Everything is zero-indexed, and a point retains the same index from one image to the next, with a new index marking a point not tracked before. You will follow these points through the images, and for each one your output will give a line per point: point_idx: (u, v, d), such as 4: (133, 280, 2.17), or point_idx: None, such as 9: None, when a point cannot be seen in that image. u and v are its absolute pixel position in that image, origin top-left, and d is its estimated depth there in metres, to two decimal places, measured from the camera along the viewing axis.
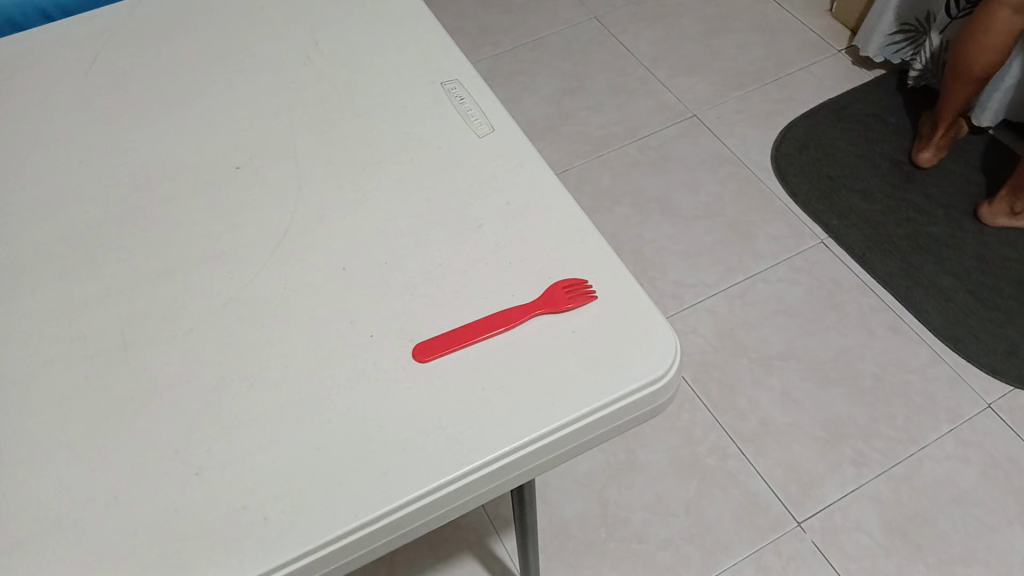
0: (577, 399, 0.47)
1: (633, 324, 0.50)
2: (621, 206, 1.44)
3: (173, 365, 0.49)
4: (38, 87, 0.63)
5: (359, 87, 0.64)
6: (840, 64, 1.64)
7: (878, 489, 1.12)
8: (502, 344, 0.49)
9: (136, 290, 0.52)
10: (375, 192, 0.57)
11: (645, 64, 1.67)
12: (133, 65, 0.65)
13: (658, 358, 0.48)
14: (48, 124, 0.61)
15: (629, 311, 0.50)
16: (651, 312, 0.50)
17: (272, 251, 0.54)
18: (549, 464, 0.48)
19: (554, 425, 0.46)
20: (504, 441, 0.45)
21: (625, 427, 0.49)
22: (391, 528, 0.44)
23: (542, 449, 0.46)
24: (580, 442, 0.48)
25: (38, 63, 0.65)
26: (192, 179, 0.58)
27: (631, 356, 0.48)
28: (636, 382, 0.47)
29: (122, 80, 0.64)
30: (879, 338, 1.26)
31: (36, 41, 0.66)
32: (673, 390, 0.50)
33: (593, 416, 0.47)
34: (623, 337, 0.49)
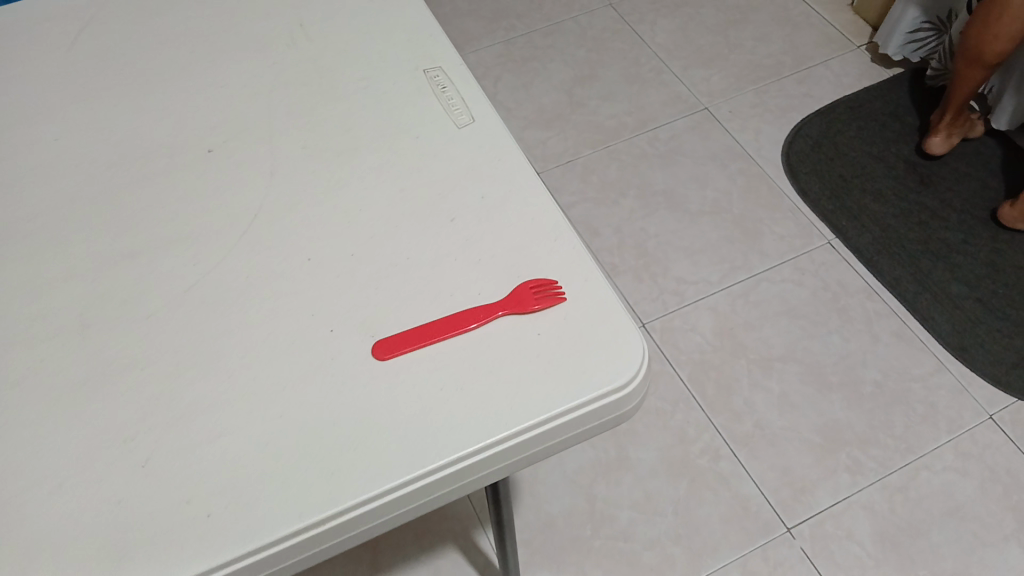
0: (537, 403, 0.46)
1: (600, 328, 0.48)
2: (627, 199, 1.42)
3: (130, 350, 0.48)
4: (16, 60, 0.62)
5: (340, 71, 0.62)
6: (859, 61, 1.61)
7: (872, 497, 1.10)
8: (466, 345, 0.48)
9: (99, 271, 0.51)
10: (348, 181, 0.56)
11: (660, 54, 1.64)
12: (114, 40, 0.64)
13: (623, 366, 0.47)
14: (26, 96, 0.60)
15: (597, 315, 0.49)
16: (620, 317, 0.49)
17: (239, 237, 0.53)
18: (507, 469, 0.47)
19: (510, 430, 0.45)
20: (458, 445, 0.44)
21: (587, 434, 0.48)
22: (339, 529, 0.43)
23: (498, 454, 0.45)
24: (540, 448, 0.47)
25: (18, 34, 0.64)
26: (164, 159, 0.57)
27: (596, 362, 0.47)
28: (598, 390, 0.46)
29: (102, 55, 0.63)
30: (883, 344, 1.24)
31: (19, 9, 0.66)
32: (639, 398, 0.48)
33: (553, 423, 0.46)
34: (588, 342, 0.48)
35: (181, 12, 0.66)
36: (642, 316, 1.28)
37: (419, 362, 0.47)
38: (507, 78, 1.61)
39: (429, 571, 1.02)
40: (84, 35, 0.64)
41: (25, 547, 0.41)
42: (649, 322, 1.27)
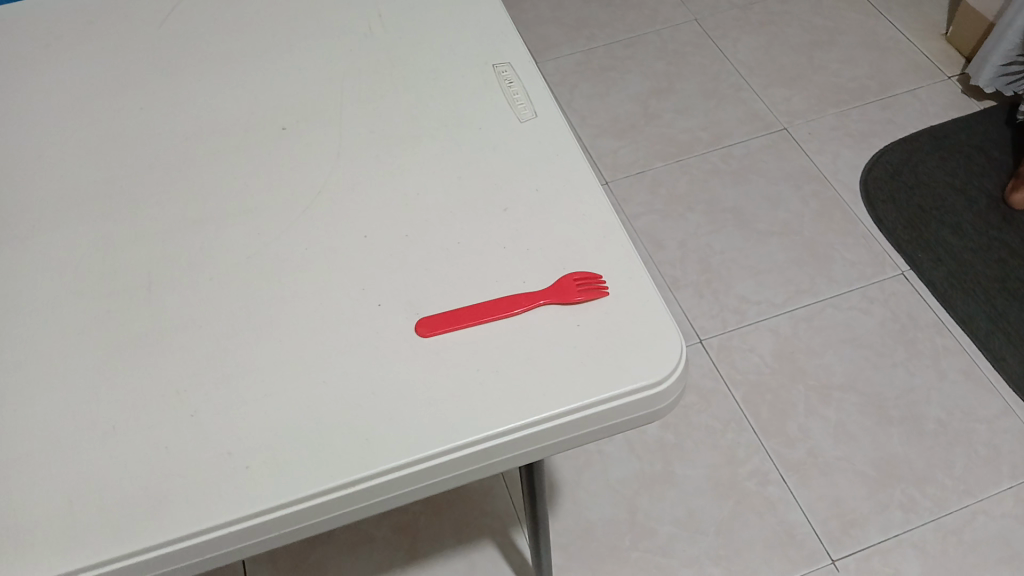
0: (570, 392, 0.46)
1: (640, 325, 0.49)
2: (694, 213, 1.40)
3: (188, 309, 0.50)
4: (113, 34, 0.66)
5: (411, 61, 0.64)
6: (948, 91, 1.56)
7: (923, 537, 1.06)
8: (506, 331, 0.49)
9: (169, 234, 0.54)
10: (409, 165, 0.58)
11: (741, 71, 1.62)
12: (204, 19, 0.67)
13: (658, 364, 0.47)
14: (119, 66, 0.64)
15: (638, 312, 0.49)
16: (661, 314, 0.49)
17: (300, 211, 0.55)
18: (536, 454, 0.48)
19: (541, 415, 0.46)
20: (488, 426, 0.45)
21: (620, 428, 0.49)
22: (368, 494, 0.45)
23: (527, 437, 0.46)
24: (570, 436, 0.47)
25: (116, 9, 0.68)
26: (239, 134, 0.60)
27: (632, 358, 0.47)
28: (631, 385, 0.47)
29: (192, 34, 0.66)
30: (950, 381, 1.19)
31: None
32: (674, 397, 0.48)
33: (583, 413, 0.46)
34: (625, 337, 0.48)
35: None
36: (700, 331, 1.26)
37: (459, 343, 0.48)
38: (584, 86, 1.62)
39: (465, 565, 1.03)
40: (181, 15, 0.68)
41: (77, 485, 0.44)
42: (705, 339, 1.26)
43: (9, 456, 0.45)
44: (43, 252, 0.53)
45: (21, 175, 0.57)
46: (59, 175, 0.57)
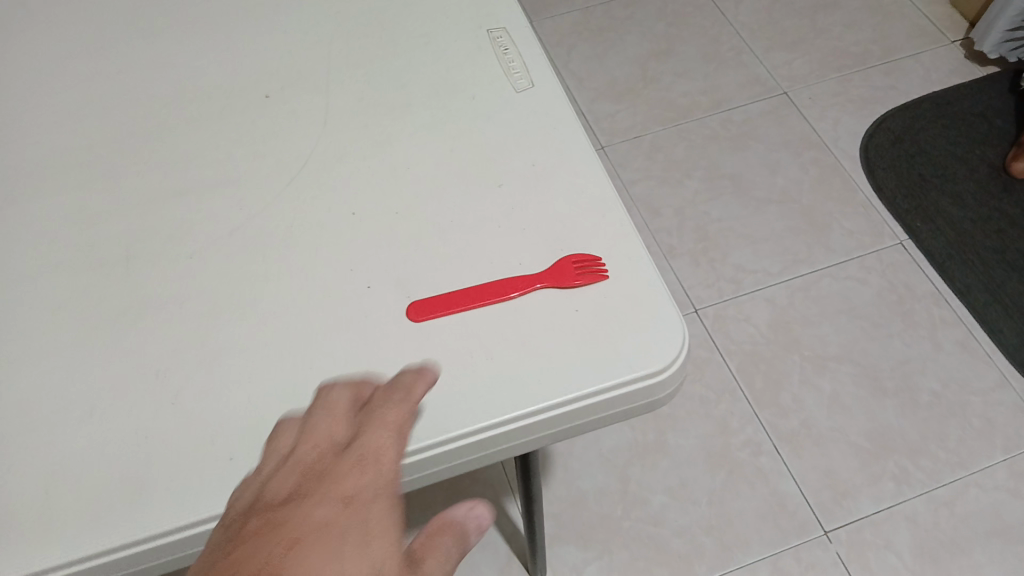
0: (569, 381, 0.45)
1: (640, 310, 0.47)
2: (691, 180, 1.38)
3: (168, 286, 0.49)
4: None
5: (402, 24, 0.62)
6: (952, 56, 1.53)
7: (914, 509, 1.06)
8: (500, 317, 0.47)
9: (149, 207, 0.52)
10: (400, 136, 0.56)
11: (742, 34, 1.58)
12: None
13: (658, 351, 0.46)
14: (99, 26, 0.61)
15: (639, 296, 0.48)
16: (659, 297, 0.48)
17: (286, 184, 0.53)
18: (532, 443, 0.47)
19: (540, 406, 0.44)
20: (483, 415, 0.44)
21: (618, 417, 0.48)
22: None
23: (524, 428, 0.45)
24: (567, 425, 0.46)
25: None
26: (222, 100, 0.57)
27: (631, 343, 0.46)
28: (630, 374, 0.45)
29: None
30: (945, 353, 1.19)
31: None
32: (671, 385, 0.47)
33: (579, 402, 0.45)
34: (624, 322, 0.47)
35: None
36: (695, 300, 1.25)
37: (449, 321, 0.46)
38: (581, 47, 1.58)
39: None
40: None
41: (54, 470, 0.42)
42: (701, 308, 1.24)
43: None
44: (18, 224, 0.51)
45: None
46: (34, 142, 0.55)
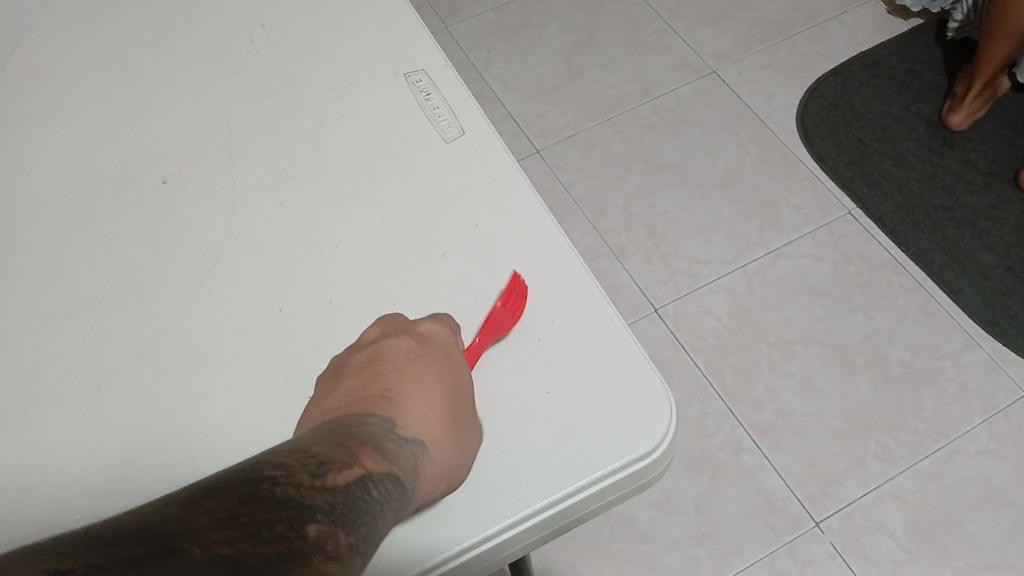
0: (561, 476, 0.45)
1: (619, 385, 0.47)
2: (633, 174, 1.34)
3: (76, 428, 0.46)
4: None
5: (310, 82, 0.58)
6: (873, 14, 1.51)
7: (903, 486, 1.04)
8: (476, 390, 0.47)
9: (43, 335, 0.48)
10: (323, 211, 0.52)
11: (662, 14, 1.55)
12: (62, 71, 0.59)
13: (642, 433, 0.46)
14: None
15: (614, 366, 0.47)
16: (645, 368, 0.47)
17: (200, 286, 0.50)
18: (538, 538, 0.47)
19: (538, 505, 0.44)
20: (483, 523, 0.44)
21: (616, 498, 0.48)
22: None
23: (529, 527, 0.45)
24: (569, 516, 0.46)
25: None
26: (112, 196, 0.53)
27: (612, 423, 0.46)
28: (622, 457, 0.45)
29: (50, 89, 0.58)
30: (910, 320, 1.17)
31: None
32: (664, 461, 0.47)
33: (575, 494, 0.45)
34: (608, 400, 0.46)
35: (140, 34, 0.61)
36: (654, 300, 1.21)
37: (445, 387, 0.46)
38: (500, 47, 1.52)
39: None
40: (43, 67, 0.59)
41: None
42: (661, 307, 1.20)
43: None
44: None
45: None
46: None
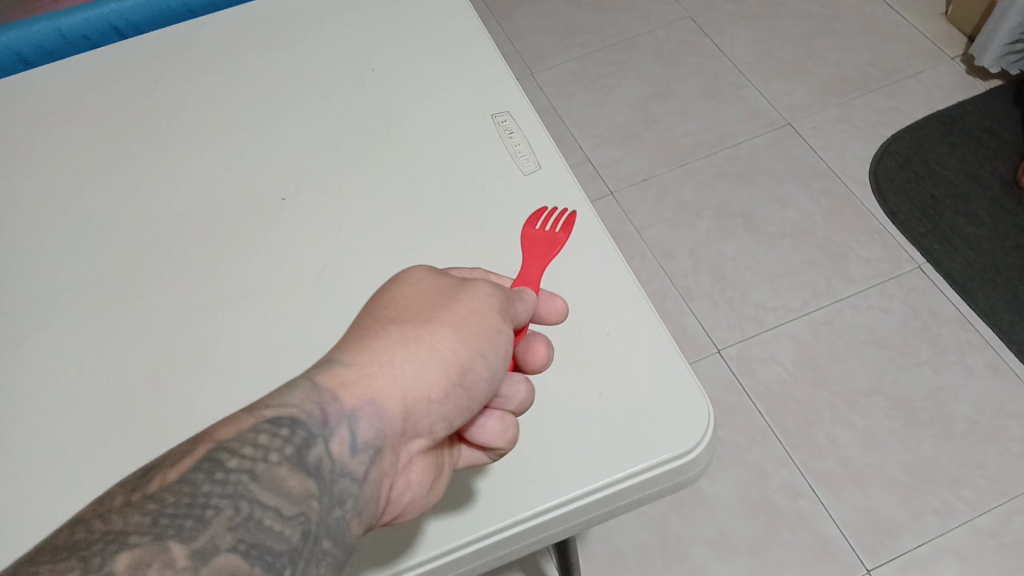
0: (606, 466, 0.49)
1: (664, 390, 0.51)
2: (703, 220, 1.38)
3: (199, 403, 0.51)
4: (108, 126, 0.68)
5: (407, 121, 0.65)
6: (952, 72, 1.52)
7: (961, 542, 1.04)
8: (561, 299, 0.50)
9: (177, 323, 0.55)
10: (414, 229, 0.58)
11: (739, 68, 1.59)
12: (196, 108, 0.68)
13: (684, 434, 0.49)
14: (112, 163, 0.65)
15: (661, 375, 0.51)
16: (687, 376, 0.51)
17: (309, 290, 0.56)
18: (585, 522, 0.51)
19: (584, 490, 0.48)
20: (535, 501, 0.48)
21: (658, 494, 0.51)
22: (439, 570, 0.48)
23: (576, 509, 0.49)
24: (614, 504, 0.50)
25: (106, 104, 0.69)
26: (238, 211, 0.61)
27: (654, 425, 0.50)
28: (662, 456, 0.49)
29: (187, 121, 0.67)
30: (976, 377, 1.17)
31: (115, 82, 0.71)
32: (703, 461, 0.51)
33: (619, 484, 0.49)
34: (654, 405, 0.50)
35: (262, 74, 0.70)
36: (718, 342, 1.24)
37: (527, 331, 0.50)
38: (581, 95, 1.60)
39: None
40: (183, 100, 0.69)
41: None
42: (724, 349, 1.23)
43: None
44: (52, 349, 0.55)
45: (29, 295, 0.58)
46: (63, 284, 0.58)
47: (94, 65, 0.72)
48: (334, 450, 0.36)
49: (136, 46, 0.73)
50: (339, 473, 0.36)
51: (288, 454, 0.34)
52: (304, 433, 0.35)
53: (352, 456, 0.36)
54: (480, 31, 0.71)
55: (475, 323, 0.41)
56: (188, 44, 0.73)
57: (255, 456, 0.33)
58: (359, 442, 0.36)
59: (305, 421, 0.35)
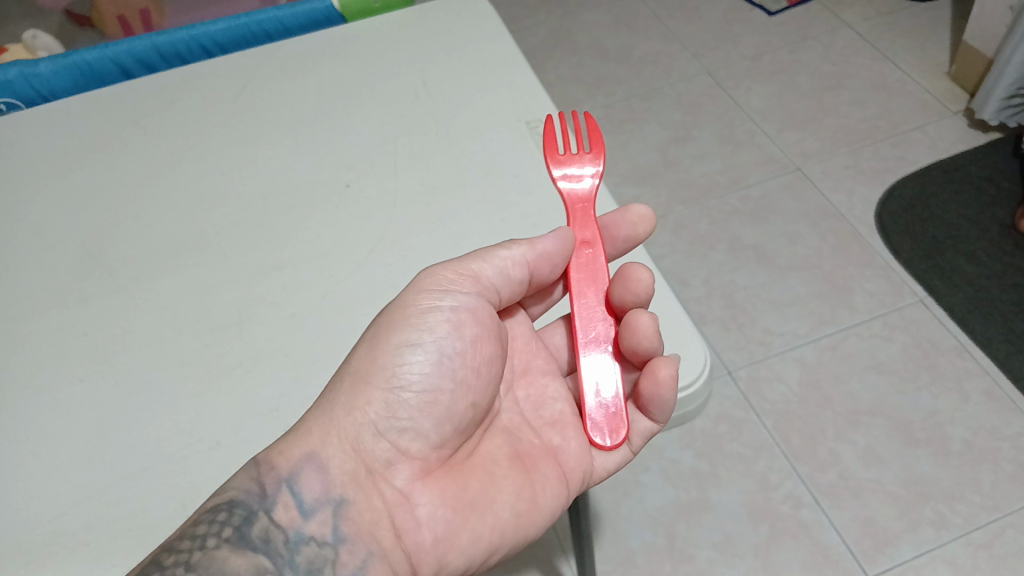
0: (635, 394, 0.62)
1: (669, 338, 0.63)
2: (716, 252, 1.48)
3: (276, 340, 0.63)
4: (200, 128, 0.81)
5: (455, 124, 0.77)
6: (955, 126, 1.62)
7: (956, 553, 1.10)
8: (638, 213, 0.66)
9: (256, 279, 0.68)
10: (457, 211, 0.70)
11: (754, 118, 1.71)
12: (277, 117, 0.81)
13: (685, 371, 0.61)
14: (205, 156, 0.78)
15: (663, 327, 0.63)
16: (688, 328, 0.63)
17: (367, 256, 0.68)
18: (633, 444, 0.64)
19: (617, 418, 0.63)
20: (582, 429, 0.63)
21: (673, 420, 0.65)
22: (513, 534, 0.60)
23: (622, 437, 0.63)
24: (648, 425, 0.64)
25: (197, 111, 0.83)
26: (308, 194, 0.74)
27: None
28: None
29: (267, 128, 0.80)
30: (972, 402, 1.23)
31: (203, 93, 0.84)
32: (700, 398, 0.63)
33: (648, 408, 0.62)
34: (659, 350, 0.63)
35: (331, 92, 0.83)
36: (728, 363, 1.33)
37: (620, 291, 0.61)
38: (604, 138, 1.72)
39: None
40: (264, 111, 0.82)
41: (186, 491, 0.56)
42: (734, 370, 1.32)
43: (130, 466, 0.58)
44: (152, 297, 0.67)
45: (141, 254, 0.71)
46: (166, 249, 0.71)
47: (187, 78, 0.86)
48: (279, 519, 0.53)
49: (220, 63, 0.87)
50: (288, 538, 0.52)
51: (229, 533, 0.50)
52: (244, 510, 0.52)
53: (303, 517, 0.53)
54: (517, 54, 0.84)
55: (382, 367, 0.58)
56: (270, 65, 0.87)
57: (192, 546, 0.48)
58: (303, 501, 0.54)
59: (243, 501, 0.52)
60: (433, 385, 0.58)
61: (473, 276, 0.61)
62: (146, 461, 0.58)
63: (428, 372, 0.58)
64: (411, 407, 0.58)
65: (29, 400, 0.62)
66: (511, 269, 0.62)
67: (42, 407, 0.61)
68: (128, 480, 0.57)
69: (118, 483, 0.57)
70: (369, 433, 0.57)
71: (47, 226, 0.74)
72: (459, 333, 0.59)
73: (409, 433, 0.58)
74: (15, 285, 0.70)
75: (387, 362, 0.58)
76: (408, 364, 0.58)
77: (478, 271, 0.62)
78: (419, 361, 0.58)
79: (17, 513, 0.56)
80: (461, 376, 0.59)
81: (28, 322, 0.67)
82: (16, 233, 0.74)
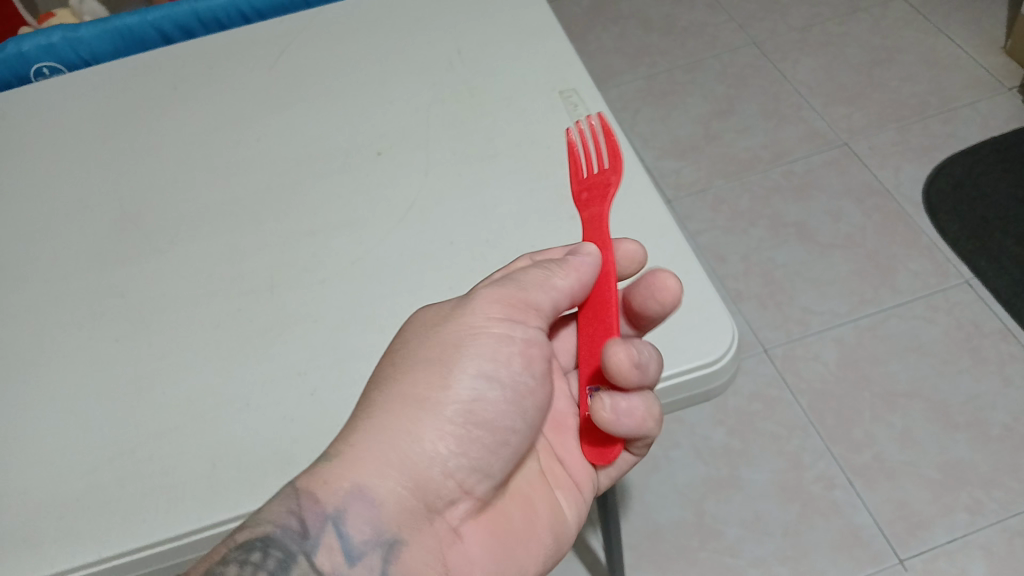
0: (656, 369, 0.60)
1: (696, 314, 0.62)
2: (756, 228, 1.46)
3: (306, 305, 0.64)
4: (237, 92, 0.82)
5: (491, 93, 0.77)
6: (1009, 103, 1.56)
7: (991, 539, 1.08)
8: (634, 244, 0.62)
9: (289, 244, 0.69)
10: (488, 179, 0.70)
11: (800, 92, 1.67)
12: (311, 84, 0.81)
13: (712, 346, 0.60)
14: (243, 120, 0.79)
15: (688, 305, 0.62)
16: (717, 305, 0.62)
17: (397, 223, 0.68)
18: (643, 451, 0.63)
19: None
20: None
21: (696, 399, 0.63)
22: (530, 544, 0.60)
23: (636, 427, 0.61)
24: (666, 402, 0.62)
25: (232, 77, 0.83)
26: (343, 160, 0.74)
27: (686, 340, 0.61)
28: (693, 362, 0.60)
29: (301, 95, 0.81)
30: (1015, 387, 1.20)
31: (239, 57, 0.85)
32: (726, 375, 0.62)
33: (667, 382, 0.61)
34: (685, 326, 0.62)
35: (366, 59, 0.83)
36: (764, 341, 1.31)
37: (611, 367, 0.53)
38: (645, 110, 1.70)
39: None
40: (299, 78, 0.82)
41: (216, 451, 0.57)
42: (770, 349, 1.30)
43: (164, 423, 0.59)
44: (188, 260, 0.69)
45: (178, 216, 0.72)
46: (201, 212, 0.72)
47: (222, 40, 0.88)
48: (319, 562, 0.49)
49: (255, 30, 0.88)
50: None
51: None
52: (281, 553, 0.48)
53: (345, 562, 0.49)
54: (554, 22, 0.83)
55: (435, 396, 0.54)
56: (306, 30, 0.87)
57: None
58: (347, 546, 0.50)
59: (278, 539, 0.48)
60: (485, 418, 0.55)
61: (533, 304, 0.57)
62: (178, 420, 0.59)
63: (483, 404, 0.55)
64: (461, 439, 0.54)
65: (69, 358, 0.64)
66: (564, 298, 0.57)
67: (81, 365, 0.63)
68: (160, 438, 0.58)
69: (151, 441, 0.58)
70: (423, 467, 0.53)
71: (89, 188, 0.76)
72: (513, 361, 0.56)
73: (460, 465, 0.54)
74: (58, 246, 0.72)
75: (440, 390, 0.54)
76: (463, 395, 0.54)
77: (539, 300, 0.57)
78: (472, 389, 0.54)
79: (56, 468, 0.58)
80: (513, 408, 0.56)
81: (70, 281, 0.69)
82: (61, 194, 0.76)
